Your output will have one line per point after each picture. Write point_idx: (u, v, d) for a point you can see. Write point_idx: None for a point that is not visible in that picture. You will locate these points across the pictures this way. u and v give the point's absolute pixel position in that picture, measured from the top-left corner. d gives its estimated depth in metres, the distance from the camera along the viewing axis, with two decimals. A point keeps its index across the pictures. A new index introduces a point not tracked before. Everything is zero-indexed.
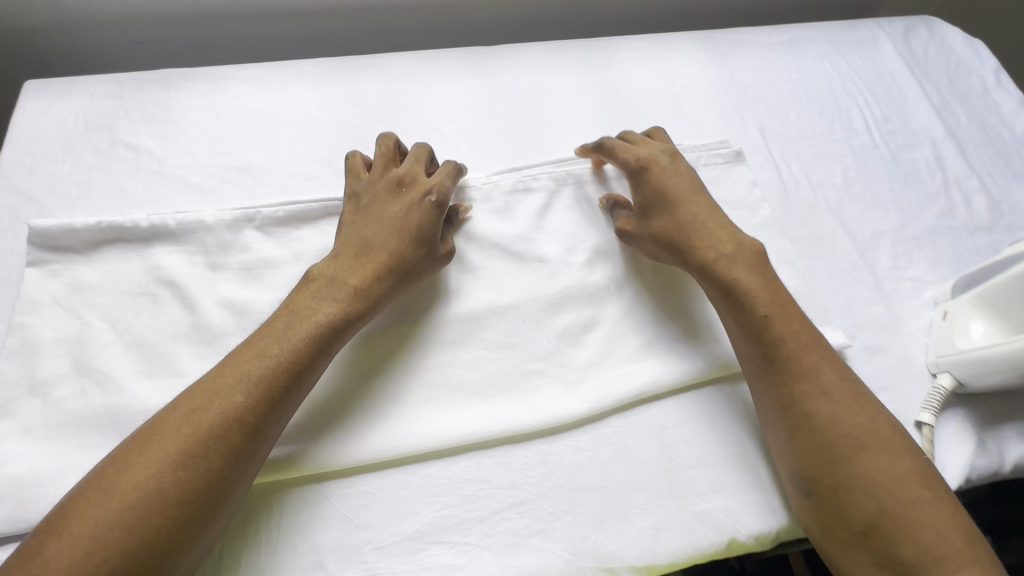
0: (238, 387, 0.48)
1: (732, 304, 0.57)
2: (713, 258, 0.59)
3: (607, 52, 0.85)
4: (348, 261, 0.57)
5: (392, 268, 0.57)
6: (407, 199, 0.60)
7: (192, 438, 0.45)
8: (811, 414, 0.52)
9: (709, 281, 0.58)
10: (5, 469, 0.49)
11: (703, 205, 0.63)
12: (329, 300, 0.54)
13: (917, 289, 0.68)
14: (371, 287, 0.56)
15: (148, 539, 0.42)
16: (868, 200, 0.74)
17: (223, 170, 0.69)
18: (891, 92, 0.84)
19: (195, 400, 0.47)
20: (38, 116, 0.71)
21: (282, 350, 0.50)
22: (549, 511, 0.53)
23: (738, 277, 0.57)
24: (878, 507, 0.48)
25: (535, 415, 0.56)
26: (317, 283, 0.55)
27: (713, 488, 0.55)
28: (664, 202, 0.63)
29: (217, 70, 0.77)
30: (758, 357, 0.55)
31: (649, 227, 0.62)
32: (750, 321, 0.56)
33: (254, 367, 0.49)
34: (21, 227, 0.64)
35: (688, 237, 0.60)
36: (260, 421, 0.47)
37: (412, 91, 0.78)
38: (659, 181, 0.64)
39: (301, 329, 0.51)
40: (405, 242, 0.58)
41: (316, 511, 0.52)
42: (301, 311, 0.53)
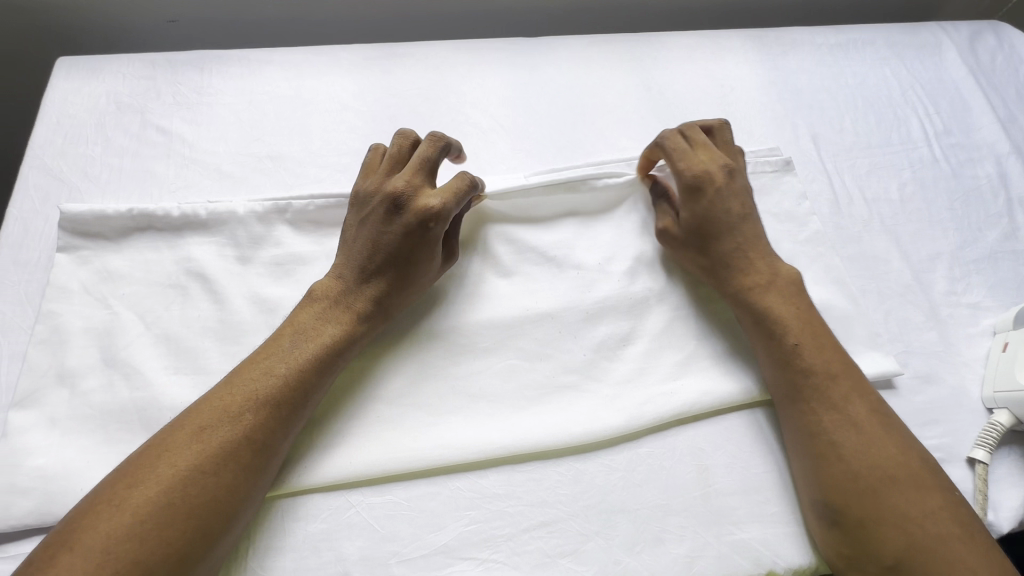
0: (246, 405, 0.47)
1: (763, 329, 0.56)
2: (747, 286, 0.57)
3: (654, 48, 0.81)
4: (351, 279, 0.54)
5: (398, 284, 0.55)
6: (408, 216, 0.54)
7: (201, 454, 0.44)
8: (836, 443, 0.50)
9: (741, 308, 0.57)
10: (32, 461, 0.49)
11: (749, 228, 0.59)
12: (334, 321, 0.53)
13: (974, 316, 0.64)
14: (377, 303, 0.54)
15: (158, 553, 0.41)
16: (925, 218, 0.70)
17: (255, 158, 0.67)
18: (953, 102, 0.80)
19: (202, 417, 0.46)
20: (69, 96, 0.69)
21: (291, 367, 0.49)
22: (580, 532, 0.51)
23: (774, 307, 0.56)
24: (908, 543, 0.46)
25: (566, 431, 0.54)
26: (322, 303, 0.53)
27: (752, 517, 0.53)
28: (711, 223, 0.59)
29: (252, 54, 0.75)
30: (786, 383, 0.54)
31: (687, 243, 0.60)
32: (781, 347, 0.54)
33: (262, 384, 0.48)
34: (51, 209, 0.63)
35: (727, 262, 0.58)
36: (270, 438, 0.47)
37: (451, 83, 0.75)
38: (708, 203, 0.59)
39: (308, 348, 0.50)
40: (406, 263, 0.54)
41: (342, 518, 0.50)
42: (308, 328, 0.52)
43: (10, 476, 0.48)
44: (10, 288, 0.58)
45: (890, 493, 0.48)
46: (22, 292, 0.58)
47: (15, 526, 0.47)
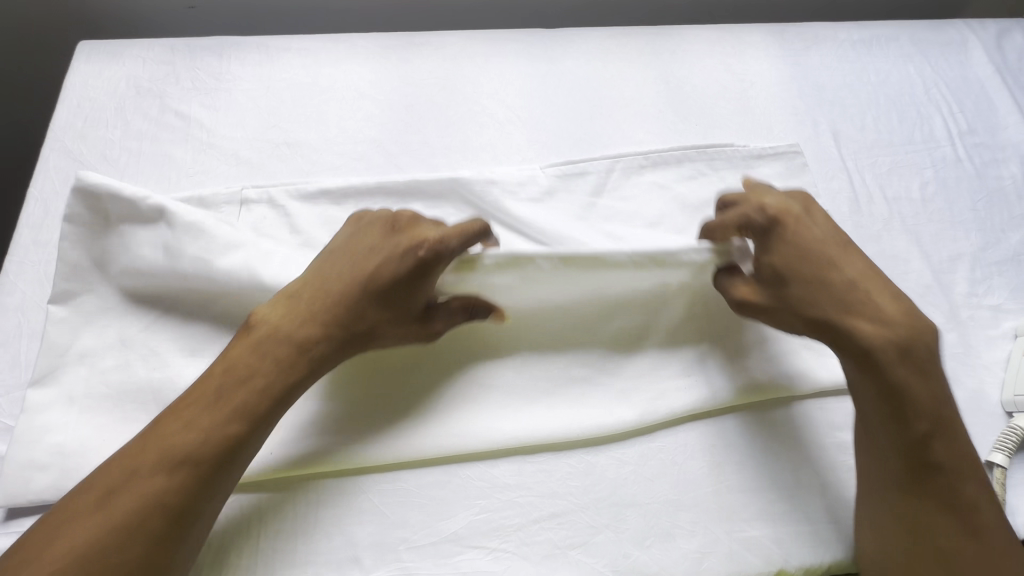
0: (159, 468, 0.42)
1: (893, 408, 0.48)
2: (877, 345, 0.48)
3: (673, 42, 0.80)
4: (298, 313, 0.49)
5: (352, 326, 0.49)
6: (391, 246, 0.50)
7: (108, 522, 0.41)
8: (941, 544, 0.46)
9: (869, 376, 0.49)
10: (49, 437, 0.49)
11: (852, 269, 0.52)
12: (268, 362, 0.47)
13: (995, 319, 0.63)
14: (324, 341, 0.48)
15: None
16: (947, 218, 0.69)
17: (272, 145, 0.68)
18: (978, 101, 0.78)
19: (114, 477, 0.42)
20: (90, 79, 0.70)
21: (215, 421, 0.44)
22: (589, 524, 0.51)
23: (900, 375, 0.48)
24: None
25: (574, 424, 0.54)
26: (257, 338, 0.48)
27: (764, 515, 0.52)
28: (812, 270, 0.51)
29: (270, 40, 0.75)
30: (901, 467, 0.48)
31: (788, 299, 0.52)
32: (910, 434, 0.48)
33: (183, 441, 0.43)
34: (71, 191, 0.63)
35: (845, 316, 0.50)
36: (186, 502, 0.42)
37: (468, 73, 0.75)
38: (797, 244, 0.52)
39: (234, 396, 0.45)
40: (372, 300, 0.49)
41: (353, 504, 0.51)
42: (240, 369, 0.46)
43: (29, 451, 0.49)
44: (30, 267, 0.59)
45: None
46: (42, 272, 0.59)
47: (34, 501, 0.48)
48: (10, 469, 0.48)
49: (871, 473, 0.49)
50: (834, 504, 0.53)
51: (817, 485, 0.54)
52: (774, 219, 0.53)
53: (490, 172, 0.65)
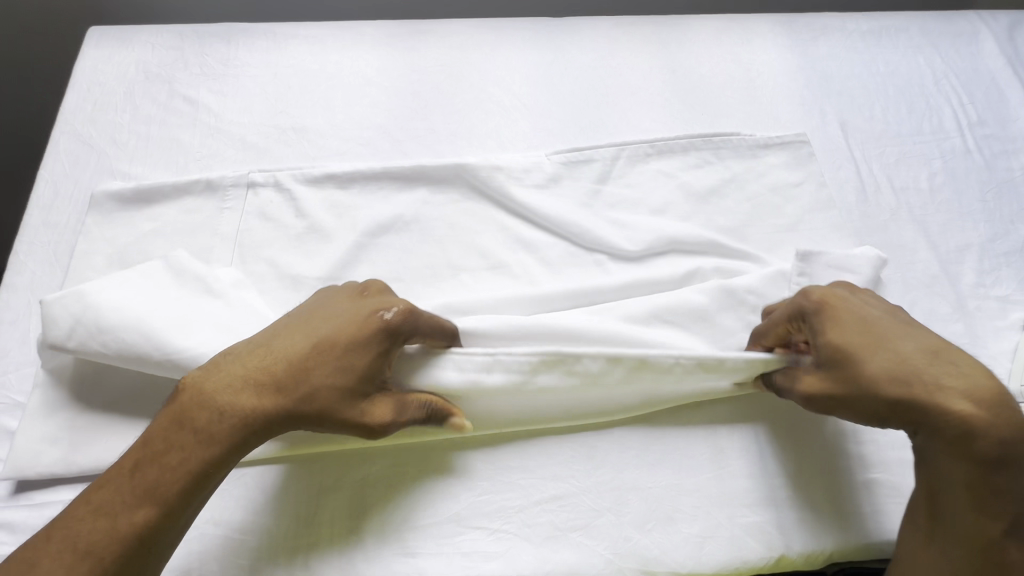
0: (63, 559, 0.38)
1: (978, 499, 0.42)
2: (976, 433, 0.41)
3: (680, 31, 0.80)
4: (233, 376, 0.43)
5: (292, 400, 0.44)
6: (357, 309, 0.47)
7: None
8: None
9: (961, 464, 0.42)
10: (59, 413, 0.50)
11: (922, 342, 0.46)
12: (193, 435, 0.42)
13: (1003, 309, 0.63)
14: (257, 414, 0.43)
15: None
16: (955, 209, 0.69)
17: (279, 130, 0.68)
18: (989, 92, 0.77)
19: (10, 570, 0.38)
20: (100, 64, 0.71)
21: (128, 509, 0.40)
22: (591, 507, 0.51)
23: (991, 461, 0.41)
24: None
25: (576, 411, 0.53)
26: (182, 405, 0.43)
27: (767, 501, 0.52)
28: (876, 352, 0.45)
29: (278, 27, 0.76)
30: (971, 560, 0.42)
31: (863, 380, 0.44)
32: (989, 527, 0.41)
33: (91, 530, 0.39)
34: (81, 173, 0.64)
35: (934, 397, 0.43)
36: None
37: (475, 61, 0.75)
38: (858, 316, 0.47)
39: (152, 474, 0.41)
40: (327, 364, 0.44)
41: (355, 485, 0.51)
42: (160, 446, 0.41)
43: (38, 426, 0.49)
44: (40, 247, 0.59)
45: None
46: (51, 253, 0.59)
47: (43, 474, 0.48)
48: (20, 444, 0.48)
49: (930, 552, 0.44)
50: (837, 491, 0.53)
51: (820, 473, 0.54)
52: (822, 303, 0.48)
53: (495, 158, 0.65)
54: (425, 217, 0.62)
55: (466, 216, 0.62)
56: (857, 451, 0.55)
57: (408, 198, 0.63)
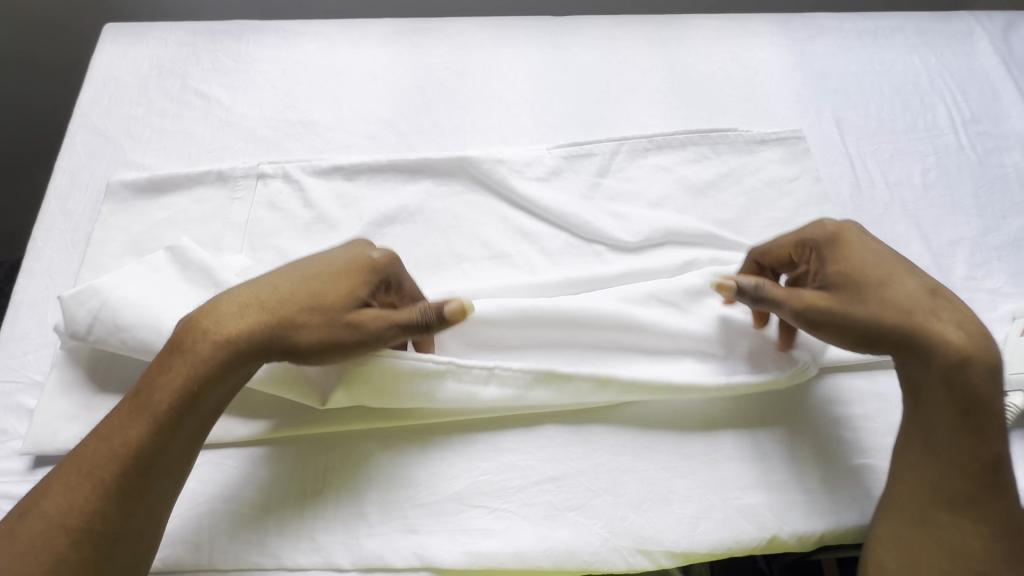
0: (72, 483, 0.41)
1: (972, 423, 0.45)
2: (965, 362, 0.46)
3: (679, 30, 0.82)
4: (220, 304, 0.46)
5: (279, 323, 0.46)
6: (347, 253, 0.51)
7: (15, 547, 0.39)
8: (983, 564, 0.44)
9: (951, 391, 0.46)
10: (77, 393, 0.52)
11: (923, 281, 0.49)
12: (181, 359, 0.44)
13: (994, 301, 0.64)
14: (238, 338, 0.44)
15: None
16: (948, 204, 0.70)
17: (287, 124, 0.70)
18: (983, 91, 0.79)
19: (29, 499, 0.41)
20: (115, 59, 0.73)
21: (123, 431, 0.42)
22: (588, 488, 0.53)
23: (981, 389, 0.45)
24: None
25: (577, 401, 0.54)
26: (174, 336, 0.45)
27: (759, 484, 0.54)
28: (879, 283, 0.48)
29: (287, 25, 0.78)
30: (960, 481, 0.45)
31: (867, 307, 0.47)
32: (980, 451, 0.45)
33: (93, 456, 0.42)
34: (97, 164, 0.66)
35: (931, 327, 0.47)
36: (94, 521, 0.40)
37: (478, 58, 0.77)
38: (864, 251, 0.50)
39: (147, 399, 0.43)
40: (312, 291, 0.47)
41: (360, 463, 0.53)
42: (151, 376, 0.44)
43: (58, 404, 0.51)
44: (57, 235, 0.61)
45: None
46: (68, 240, 0.61)
47: (60, 450, 0.50)
48: (40, 421, 0.51)
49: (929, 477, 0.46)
50: (828, 476, 0.54)
51: (813, 458, 0.55)
52: (837, 234, 0.51)
53: (497, 152, 0.67)
54: (429, 208, 0.64)
55: (468, 207, 0.64)
56: (847, 438, 0.56)
57: (412, 190, 0.65)
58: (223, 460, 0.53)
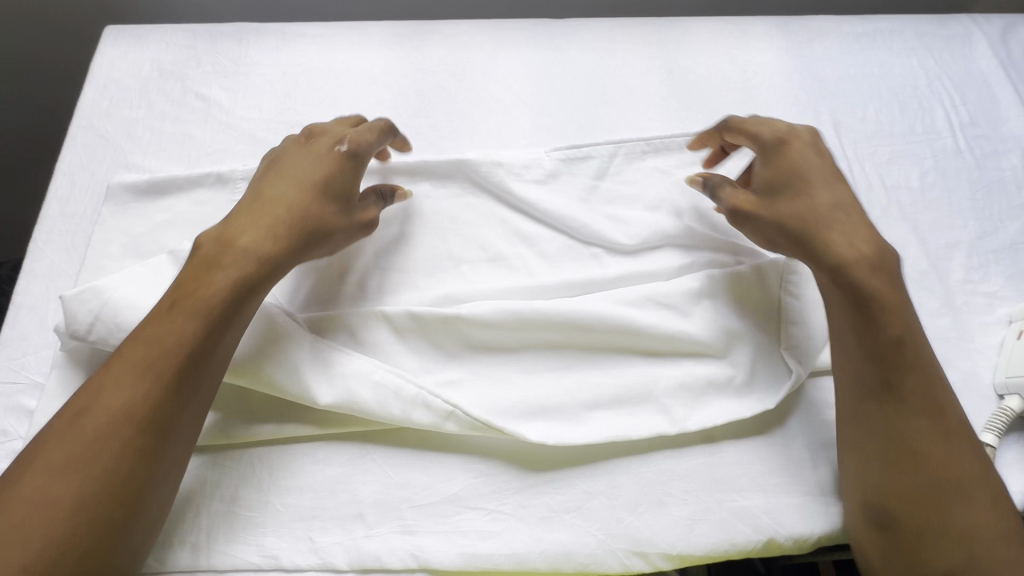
0: (131, 377, 0.45)
1: (863, 313, 0.51)
2: (843, 255, 0.52)
3: (679, 32, 0.82)
4: (247, 218, 0.53)
5: (281, 229, 0.53)
6: (320, 150, 0.58)
7: (82, 438, 0.43)
8: (919, 451, 0.48)
9: (835, 285, 0.52)
10: None
11: (836, 195, 0.57)
12: (227, 266, 0.50)
13: (990, 305, 0.64)
14: (269, 245, 0.52)
15: (51, 557, 0.40)
16: (945, 207, 0.70)
17: (287, 126, 0.70)
18: (981, 94, 0.79)
19: (84, 398, 0.45)
20: (116, 61, 0.73)
21: (175, 330, 0.47)
22: (584, 490, 0.53)
23: (868, 287, 0.51)
24: (971, 558, 0.45)
25: (575, 403, 0.55)
26: (208, 248, 0.51)
27: (755, 486, 0.54)
28: (795, 191, 0.57)
29: (287, 27, 0.78)
30: (872, 371, 0.50)
31: (776, 210, 0.57)
32: (876, 335, 0.50)
33: (148, 353, 0.46)
34: (97, 166, 0.66)
35: (819, 228, 0.54)
36: (156, 411, 0.45)
37: (477, 61, 0.77)
38: (790, 160, 0.58)
39: (195, 303, 0.48)
40: (311, 193, 0.56)
41: (358, 463, 0.53)
42: (193, 283, 0.49)
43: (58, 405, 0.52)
44: (58, 237, 0.62)
45: (958, 506, 0.46)
46: (69, 241, 0.62)
47: None
48: (40, 421, 0.51)
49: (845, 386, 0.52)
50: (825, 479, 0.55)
51: (808, 460, 0.56)
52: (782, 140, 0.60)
53: (496, 154, 0.67)
54: (428, 211, 0.64)
55: (466, 209, 0.65)
56: None
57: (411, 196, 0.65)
58: (221, 461, 0.53)
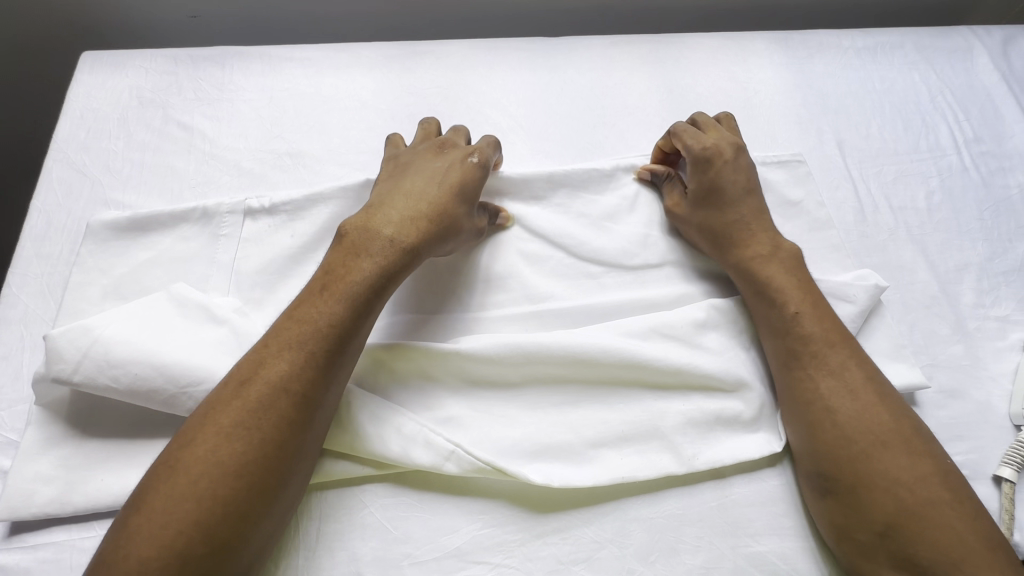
0: (284, 354, 0.47)
1: (765, 299, 0.56)
2: (746, 256, 0.58)
3: (677, 49, 0.80)
4: (379, 213, 0.55)
5: (415, 223, 0.54)
6: (449, 158, 0.59)
7: (245, 408, 0.44)
8: (831, 409, 0.51)
9: (743, 279, 0.58)
10: (59, 448, 0.50)
11: (751, 206, 0.61)
12: (367, 256, 0.52)
13: (1002, 330, 0.63)
14: (405, 239, 0.53)
15: (216, 512, 0.41)
16: (953, 228, 0.69)
17: (275, 156, 0.67)
18: (984, 108, 0.78)
19: (244, 369, 0.46)
20: (93, 89, 0.70)
21: (323, 313, 0.49)
22: (594, 539, 0.51)
23: (768, 274, 0.57)
24: (900, 507, 0.46)
25: (586, 446, 0.53)
26: (352, 239, 0.53)
27: (770, 529, 0.52)
28: (718, 201, 0.60)
29: (273, 50, 0.75)
30: (782, 347, 0.55)
31: (696, 216, 0.61)
32: (780, 316, 0.55)
33: (298, 334, 0.48)
34: (74, 203, 0.63)
35: (728, 231, 0.59)
36: (309, 388, 0.46)
37: (471, 82, 0.75)
38: (717, 175, 0.61)
39: (340, 288, 0.50)
40: (445, 196, 0.56)
41: (356, 519, 0.51)
42: (339, 270, 0.51)
43: (33, 466, 0.49)
44: (33, 281, 0.59)
45: (884, 459, 0.48)
46: (44, 285, 0.59)
47: (37, 514, 0.48)
48: (15, 481, 0.48)
49: (770, 368, 0.56)
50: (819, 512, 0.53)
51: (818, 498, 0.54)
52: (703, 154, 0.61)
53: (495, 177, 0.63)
54: None
55: None
56: None
57: None
58: None
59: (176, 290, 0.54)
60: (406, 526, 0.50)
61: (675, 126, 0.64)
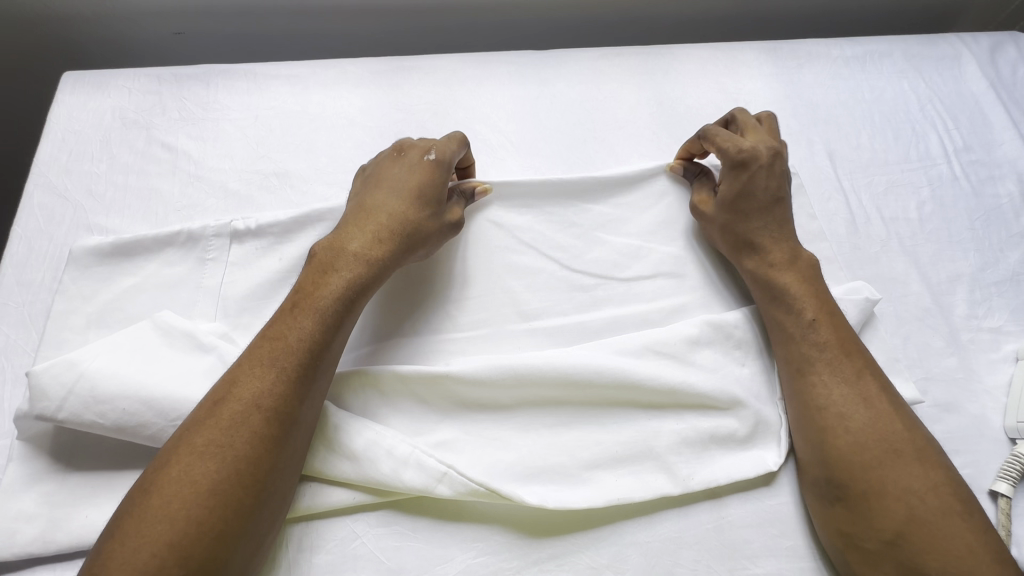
0: (256, 372, 0.46)
1: (780, 305, 0.56)
2: (763, 263, 0.58)
3: (666, 61, 0.79)
4: (348, 229, 0.55)
5: (379, 235, 0.54)
6: (409, 161, 0.59)
7: (220, 427, 0.44)
8: (844, 416, 0.51)
9: (758, 286, 0.58)
10: (42, 484, 0.48)
11: (776, 212, 0.60)
12: (337, 271, 0.52)
13: (995, 342, 0.63)
14: (370, 251, 0.53)
15: (190, 534, 0.40)
16: (945, 238, 0.69)
17: (261, 176, 0.67)
18: (973, 116, 0.78)
19: (219, 389, 0.46)
20: (75, 110, 0.69)
21: (293, 329, 0.48)
22: (590, 566, 0.50)
23: (784, 280, 0.57)
24: (910, 515, 0.47)
25: (581, 469, 0.52)
26: (321, 256, 0.53)
27: (767, 551, 0.52)
28: (749, 207, 0.60)
29: (258, 67, 0.74)
30: (794, 353, 0.55)
31: (720, 220, 0.60)
32: (795, 323, 0.55)
33: (270, 352, 0.47)
34: (55, 229, 0.62)
35: (750, 237, 0.59)
36: (282, 404, 0.45)
37: (460, 97, 0.74)
38: (750, 180, 0.60)
39: (311, 304, 0.50)
40: (408, 205, 0.56)
41: (348, 549, 0.50)
42: (309, 286, 0.51)
43: (14, 504, 0.48)
44: (13, 310, 0.58)
45: (898, 467, 0.48)
46: (26, 315, 0.58)
47: (18, 554, 0.46)
48: None
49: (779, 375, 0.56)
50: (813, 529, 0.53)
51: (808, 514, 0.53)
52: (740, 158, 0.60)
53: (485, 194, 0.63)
54: None
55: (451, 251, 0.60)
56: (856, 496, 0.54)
57: None
58: None
59: (160, 319, 0.53)
60: (401, 556, 0.50)
61: (706, 129, 0.64)
